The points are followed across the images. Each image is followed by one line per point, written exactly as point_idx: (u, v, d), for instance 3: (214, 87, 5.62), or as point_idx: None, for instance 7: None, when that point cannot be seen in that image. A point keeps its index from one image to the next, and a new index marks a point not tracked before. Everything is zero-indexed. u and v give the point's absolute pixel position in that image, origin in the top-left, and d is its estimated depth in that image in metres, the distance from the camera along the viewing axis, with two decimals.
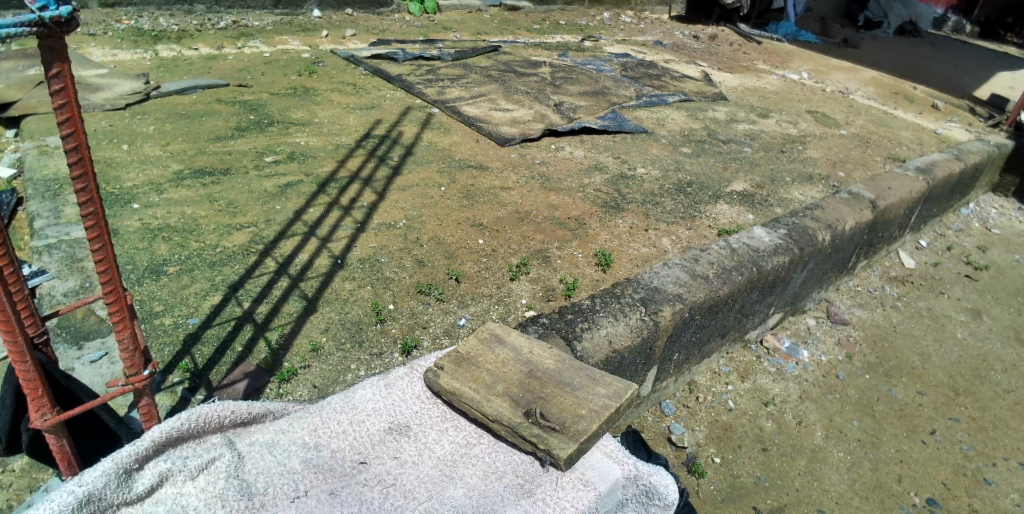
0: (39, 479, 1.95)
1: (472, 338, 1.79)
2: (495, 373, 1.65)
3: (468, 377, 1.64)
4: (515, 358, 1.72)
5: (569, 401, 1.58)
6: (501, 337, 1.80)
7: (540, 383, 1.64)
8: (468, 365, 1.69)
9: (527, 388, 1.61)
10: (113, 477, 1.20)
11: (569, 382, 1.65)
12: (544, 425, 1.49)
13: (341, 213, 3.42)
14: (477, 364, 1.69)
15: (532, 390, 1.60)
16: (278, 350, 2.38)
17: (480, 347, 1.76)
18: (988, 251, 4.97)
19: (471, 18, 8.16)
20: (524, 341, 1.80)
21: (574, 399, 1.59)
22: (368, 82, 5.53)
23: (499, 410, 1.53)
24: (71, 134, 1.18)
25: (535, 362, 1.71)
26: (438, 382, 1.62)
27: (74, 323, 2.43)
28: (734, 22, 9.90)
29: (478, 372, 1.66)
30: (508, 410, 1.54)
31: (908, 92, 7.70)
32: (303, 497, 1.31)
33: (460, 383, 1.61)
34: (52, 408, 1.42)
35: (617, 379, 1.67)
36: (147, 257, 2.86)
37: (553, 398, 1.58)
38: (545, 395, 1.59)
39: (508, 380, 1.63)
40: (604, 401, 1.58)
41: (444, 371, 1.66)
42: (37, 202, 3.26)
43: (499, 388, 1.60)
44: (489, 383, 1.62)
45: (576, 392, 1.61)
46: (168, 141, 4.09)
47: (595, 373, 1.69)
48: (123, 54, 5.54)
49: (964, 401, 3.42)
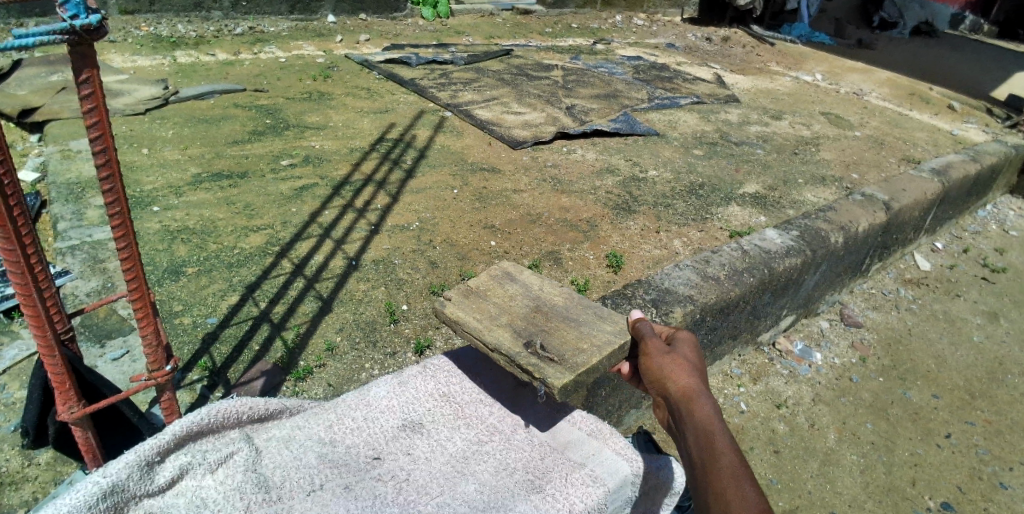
0: (64, 472, 2.01)
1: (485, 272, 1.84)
2: (501, 306, 1.69)
3: (475, 307, 1.68)
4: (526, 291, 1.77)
5: (573, 335, 1.60)
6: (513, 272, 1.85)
7: (545, 317, 1.67)
8: (475, 297, 1.73)
9: (530, 321, 1.64)
10: (135, 469, 1.21)
11: (577, 316, 1.69)
12: (543, 355, 1.50)
13: (355, 215, 3.47)
14: (486, 295, 1.73)
15: (536, 324, 1.63)
16: (294, 349, 2.43)
17: (492, 280, 1.81)
18: (1006, 253, 4.92)
19: (483, 22, 8.22)
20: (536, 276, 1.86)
21: (579, 333, 1.61)
22: (382, 87, 5.59)
23: (499, 339, 1.56)
24: (99, 137, 1.23)
25: (546, 293, 1.78)
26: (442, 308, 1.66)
27: (96, 321, 2.50)
28: (747, 24, 9.88)
29: (484, 303, 1.69)
30: (509, 339, 1.57)
31: (924, 93, 7.63)
32: (319, 490, 1.33)
33: (464, 312, 1.65)
34: (78, 402, 1.47)
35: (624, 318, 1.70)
36: (167, 258, 2.93)
37: (556, 331, 1.62)
38: (548, 328, 1.63)
39: (512, 312, 1.67)
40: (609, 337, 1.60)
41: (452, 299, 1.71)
42: (60, 205, 3.35)
43: (503, 319, 1.64)
44: (493, 315, 1.65)
45: (580, 327, 1.64)
46: (187, 145, 4.17)
47: (604, 311, 1.72)
48: (142, 60, 5.66)
49: (980, 405, 3.38)
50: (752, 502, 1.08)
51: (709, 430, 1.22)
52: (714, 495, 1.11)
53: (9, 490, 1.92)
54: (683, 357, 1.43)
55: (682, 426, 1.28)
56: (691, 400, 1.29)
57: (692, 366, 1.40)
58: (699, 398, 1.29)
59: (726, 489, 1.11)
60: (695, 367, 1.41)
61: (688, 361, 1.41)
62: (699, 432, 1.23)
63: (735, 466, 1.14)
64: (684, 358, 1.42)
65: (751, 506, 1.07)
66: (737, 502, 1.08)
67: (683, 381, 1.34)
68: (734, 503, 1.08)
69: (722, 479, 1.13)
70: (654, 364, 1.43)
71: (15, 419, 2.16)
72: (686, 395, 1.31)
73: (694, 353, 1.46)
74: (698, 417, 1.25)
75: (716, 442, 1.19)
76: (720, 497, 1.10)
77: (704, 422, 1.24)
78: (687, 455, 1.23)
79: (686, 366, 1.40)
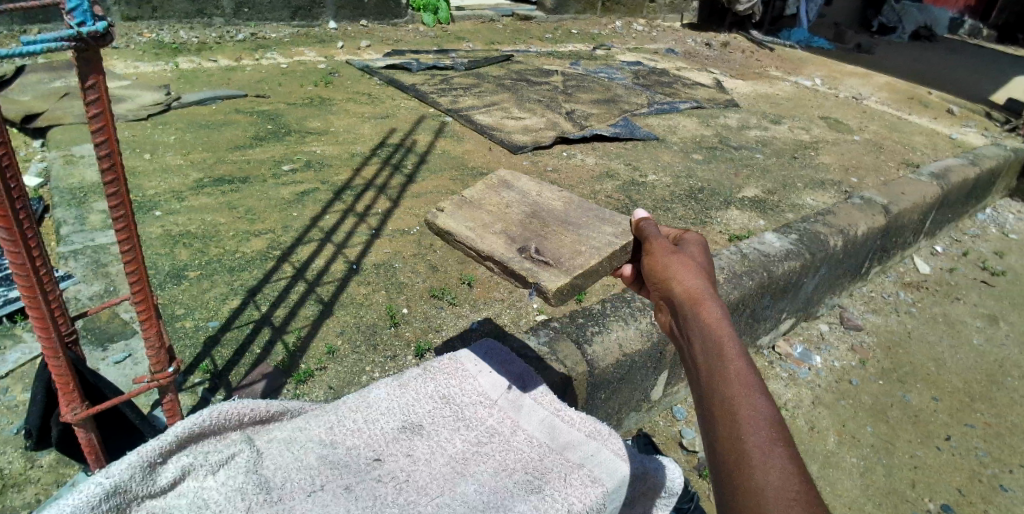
0: (67, 474, 2.02)
1: (482, 188, 2.23)
2: (495, 220, 2.03)
3: (470, 218, 2.06)
4: (519, 203, 2.15)
5: (567, 239, 1.89)
6: (508, 188, 2.26)
7: (536, 228, 1.98)
8: (471, 208, 2.12)
9: (525, 231, 1.97)
10: (138, 469, 1.22)
11: (571, 224, 1.98)
12: (536, 260, 1.79)
13: (356, 220, 3.49)
14: (482, 207, 2.12)
15: (528, 233, 1.95)
16: (295, 352, 2.44)
17: (488, 194, 2.20)
18: (1005, 257, 4.92)
19: (483, 28, 8.27)
20: (529, 191, 2.23)
21: (574, 237, 1.89)
22: (383, 92, 5.62)
23: (494, 247, 1.88)
24: (104, 141, 1.25)
25: (538, 209, 2.12)
26: (439, 222, 2.05)
27: (99, 325, 2.51)
28: (747, 29, 9.92)
29: (479, 214, 2.08)
30: (503, 246, 1.90)
31: (923, 97, 7.66)
32: (319, 491, 1.33)
33: (461, 222, 2.03)
34: (82, 403, 1.49)
35: (621, 220, 1.93)
36: (169, 262, 2.94)
37: (551, 238, 1.91)
38: (543, 236, 1.93)
39: (506, 222, 2.03)
40: (608, 237, 1.77)
41: (449, 213, 2.10)
42: (63, 210, 3.37)
43: (497, 227, 2.00)
44: (489, 226, 1.99)
45: (571, 234, 1.92)
46: (188, 150, 4.20)
47: (599, 216, 1.99)
48: (144, 66, 5.69)
49: (980, 408, 3.39)
50: (763, 412, 0.94)
51: (716, 333, 1.07)
52: (719, 403, 0.97)
53: (12, 491, 1.93)
54: (691, 259, 1.28)
55: (685, 329, 1.13)
56: (699, 301, 1.14)
57: (701, 269, 1.24)
58: (708, 299, 1.14)
59: (735, 397, 0.96)
60: (703, 271, 1.25)
61: (697, 263, 1.25)
62: (705, 334, 1.07)
63: (745, 371, 0.99)
64: (691, 259, 1.27)
65: (762, 416, 0.93)
66: (744, 411, 0.94)
67: (691, 282, 1.19)
68: (741, 412, 0.94)
69: (730, 385, 0.98)
70: (660, 266, 1.27)
71: (18, 422, 2.17)
72: (692, 297, 1.15)
73: (704, 255, 1.31)
74: (704, 318, 1.10)
75: (725, 345, 1.04)
76: (726, 405, 0.96)
77: (712, 325, 1.09)
78: (689, 360, 1.08)
79: (695, 269, 1.24)
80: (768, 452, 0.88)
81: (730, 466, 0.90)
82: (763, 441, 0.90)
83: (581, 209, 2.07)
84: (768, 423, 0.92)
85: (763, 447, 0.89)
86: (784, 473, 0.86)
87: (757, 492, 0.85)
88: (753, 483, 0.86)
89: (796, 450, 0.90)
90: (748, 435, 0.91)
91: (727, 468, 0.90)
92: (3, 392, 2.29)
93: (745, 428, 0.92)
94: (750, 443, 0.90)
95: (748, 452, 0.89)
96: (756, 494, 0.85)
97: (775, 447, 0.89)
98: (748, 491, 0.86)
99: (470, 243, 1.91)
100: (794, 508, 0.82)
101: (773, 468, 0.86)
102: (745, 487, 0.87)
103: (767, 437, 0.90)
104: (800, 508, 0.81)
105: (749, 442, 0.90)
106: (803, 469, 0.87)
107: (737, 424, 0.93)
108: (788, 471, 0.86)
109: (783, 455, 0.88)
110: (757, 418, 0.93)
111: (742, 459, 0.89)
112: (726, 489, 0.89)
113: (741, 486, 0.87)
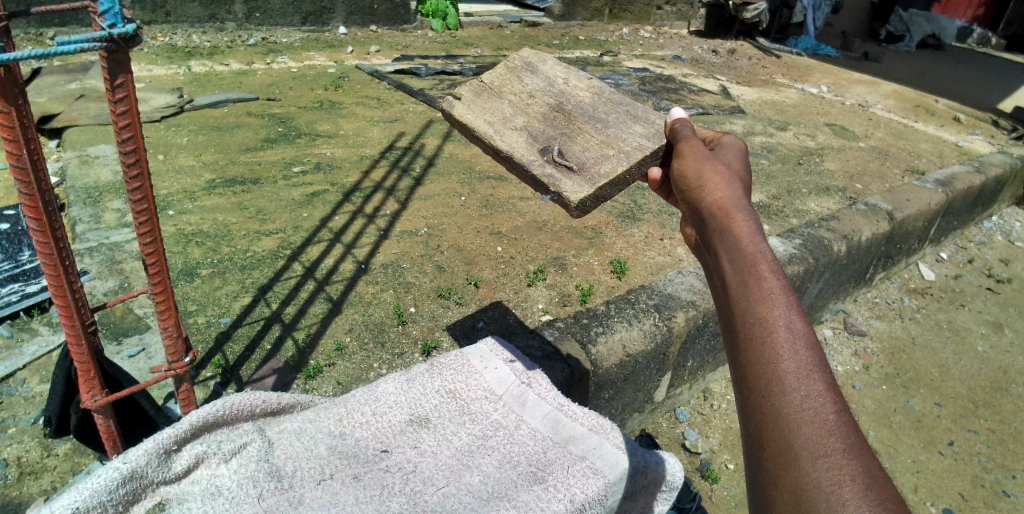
0: (82, 463, 2.07)
1: (500, 68, 1.91)
2: (517, 110, 1.79)
3: (487, 109, 1.78)
4: (544, 90, 1.86)
5: (597, 140, 1.67)
6: (532, 67, 1.92)
7: (567, 121, 1.75)
8: (489, 96, 1.83)
9: (552, 125, 1.73)
10: (154, 456, 1.25)
11: (604, 120, 1.74)
12: (561, 164, 1.59)
13: (365, 221, 3.55)
14: (501, 95, 1.83)
15: (557, 127, 1.73)
16: (304, 349, 2.49)
17: (507, 77, 1.90)
18: (1010, 264, 4.93)
19: (491, 34, 8.36)
20: (556, 72, 1.91)
21: (604, 138, 1.67)
22: (392, 96, 5.70)
23: (512, 146, 1.64)
24: (130, 138, 1.31)
25: (566, 97, 1.83)
26: (454, 110, 1.75)
27: (114, 320, 2.57)
28: (754, 36, 9.97)
29: (498, 104, 1.80)
30: (524, 144, 1.66)
31: (930, 105, 7.68)
32: (328, 480, 1.36)
33: (476, 115, 1.75)
34: (101, 390, 1.57)
35: (657, 118, 1.70)
36: (181, 260, 3.00)
37: (578, 137, 1.69)
38: (569, 134, 1.70)
39: (529, 115, 1.77)
40: (639, 140, 1.62)
41: (464, 101, 1.81)
42: (79, 208, 3.45)
43: (519, 122, 1.74)
44: (507, 118, 1.75)
45: (609, 129, 1.69)
46: (201, 151, 4.27)
47: (635, 112, 1.75)
48: (158, 69, 5.79)
49: (984, 414, 3.40)
50: (798, 333, 0.87)
51: (747, 247, 0.99)
52: (750, 325, 0.90)
53: (30, 479, 1.99)
54: (724, 167, 1.19)
55: (713, 244, 1.05)
56: (729, 212, 1.06)
57: (736, 178, 1.16)
58: (740, 210, 1.06)
59: (767, 317, 0.89)
60: (738, 178, 1.17)
61: (732, 172, 1.18)
62: (735, 248, 1.00)
63: (780, 290, 0.92)
64: (723, 167, 1.19)
65: (796, 338, 0.87)
66: (777, 334, 0.88)
67: (722, 193, 1.11)
68: (775, 334, 0.88)
69: (762, 303, 0.91)
70: (690, 175, 1.21)
71: (35, 412, 2.23)
72: (722, 208, 1.07)
73: (740, 163, 1.23)
74: (735, 232, 1.02)
75: (757, 260, 0.96)
76: (757, 326, 0.90)
77: (744, 240, 1.00)
78: (716, 276, 1.02)
79: (727, 177, 1.16)
80: (802, 378, 0.83)
81: (759, 395, 0.85)
82: (798, 365, 0.84)
83: (618, 98, 1.80)
84: (801, 345, 0.86)
85: (799, 374, 0.84)
86: (820, 401, 0.81)
87: (787, 421, 0.81)
88: (783, 412, 0.82)
89: (832, 376, 0.84)
90: (782, 359, 0.85)
91: (755, 397, 0.86)
92: (21, 384, 2.35)
93: (779, 352, 0.86)
94: (784, 368, 0.85)
95: (779, 378, 0.84)
96: (788, 423, 0.80)
97: (810, 373, 0.84)
98: (779, 420, 0.81)
99: (486, 140, 1.65)
100: (827, 439, 0.77)
101: (808, 394, 0.81)
102: (775, 414, 0.82)
103: (801, 362, 0.85)
104: (833, 439, 0.77)
105: (782, 368, 0.85)
106: (839, 393, 0.83)
107: (768, 346, 0.87)
108: (825, 400, 0.81)
109: (820, 381, 0.83)
110: (792, 341, 0.87)
111: (774, 386, 0.84)
112: (754, 418, 0.85)
113: (769, 414, 0.83)
